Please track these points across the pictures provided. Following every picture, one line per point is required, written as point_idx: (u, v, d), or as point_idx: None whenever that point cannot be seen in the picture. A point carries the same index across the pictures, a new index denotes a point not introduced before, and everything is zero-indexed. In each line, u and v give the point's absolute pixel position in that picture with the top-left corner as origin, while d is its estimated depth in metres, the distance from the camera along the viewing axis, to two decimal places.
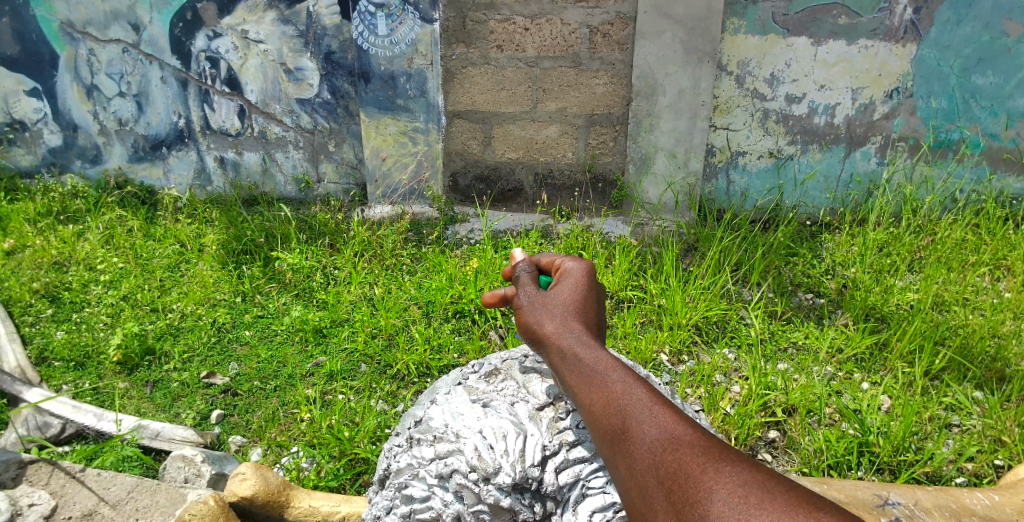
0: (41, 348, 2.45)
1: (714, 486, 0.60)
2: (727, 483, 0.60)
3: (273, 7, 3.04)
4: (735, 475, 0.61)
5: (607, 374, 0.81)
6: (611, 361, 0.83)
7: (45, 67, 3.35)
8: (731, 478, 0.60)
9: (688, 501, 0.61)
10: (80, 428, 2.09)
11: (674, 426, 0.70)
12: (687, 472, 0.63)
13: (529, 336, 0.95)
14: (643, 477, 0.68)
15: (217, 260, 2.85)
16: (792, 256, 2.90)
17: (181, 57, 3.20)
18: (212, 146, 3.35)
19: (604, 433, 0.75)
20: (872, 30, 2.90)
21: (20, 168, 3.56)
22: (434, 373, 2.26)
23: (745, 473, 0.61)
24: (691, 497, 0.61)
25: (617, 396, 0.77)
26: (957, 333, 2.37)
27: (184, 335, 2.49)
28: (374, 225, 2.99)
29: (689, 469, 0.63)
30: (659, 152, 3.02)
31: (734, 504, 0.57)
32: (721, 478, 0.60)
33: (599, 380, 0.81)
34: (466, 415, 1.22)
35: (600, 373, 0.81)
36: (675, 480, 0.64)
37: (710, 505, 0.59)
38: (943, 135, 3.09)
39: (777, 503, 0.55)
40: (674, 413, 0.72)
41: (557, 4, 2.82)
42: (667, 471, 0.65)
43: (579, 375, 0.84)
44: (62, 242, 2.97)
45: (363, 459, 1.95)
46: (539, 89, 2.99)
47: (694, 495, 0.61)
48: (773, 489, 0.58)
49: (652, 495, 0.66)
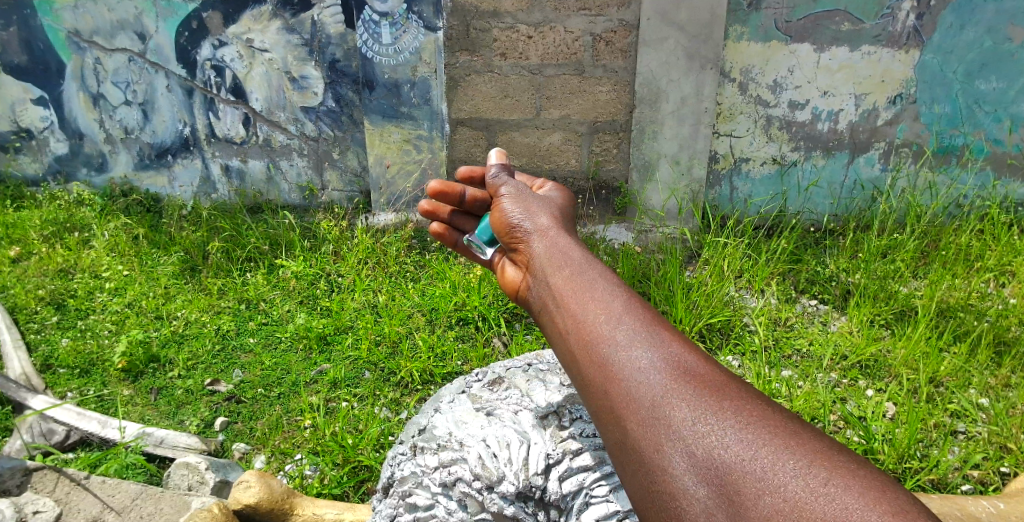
0: (46, 355, 2.46)
1: (727, 415, 0.62)
2: (742, 415, 0.62)
3: (278, 16, 3.06)
4: (750, 409, 0.63)
5: (614, 291, 0.82)
6: (616, 280, 0.85)
7: (52, 76, 3.38)
8: (751, 415, 0.62)
9: (692, 422, 0.62)
10: (85, 435, 2.09)
11: (684, 351, 0.72)
12: (696, 397, 0.65)
13: (514, 222, 1.07)
14: (638, 389, 0.68)
15: (222, 268, 2.86)
16: (796, 263, 2.90)
17: (186, 65, 3.22)
18: (217, 153, 3.37)
19: (601, 340, 0.76)
20: (874, 36, 2.91)
21: (26, 177, 3.59)
22: (438, 380, 2.26)
23: (759, 408, 0.63)
24: (697, 418, 0.62)
25: (623, 312, 0.78)
26: (963, 338, 2.42)
27: (188, 342, 2.49)
28: (378, 232, 3.01)
29: (701, 394, 0.65)
30: (662, 159, 3.03)
31: (747, 432, 0.59)
32: (734, 410, 0.62)
33: (605, 293, 0.82)
34: (469, 423, 1.23)
35: (605, 289, 0.83)
36: (679, 400, 0.65)
37: (718, 428, 0.61)
38: (946, 141, 3.09)
39: (796, 441, 0.58)
40: (683, 340, 0.74)
41: (560, 12, 2.84)
42: (671, 389, 0.66)
43: (582, 285, 0.85)
44: (68, 250, 2.99)
45: (366, 467, 1.95)
46: (543, 96, 2.99)
47: (702, 418, 0.62)
48: (788, 426, 0.60)
49: (645, 407, 0.67)
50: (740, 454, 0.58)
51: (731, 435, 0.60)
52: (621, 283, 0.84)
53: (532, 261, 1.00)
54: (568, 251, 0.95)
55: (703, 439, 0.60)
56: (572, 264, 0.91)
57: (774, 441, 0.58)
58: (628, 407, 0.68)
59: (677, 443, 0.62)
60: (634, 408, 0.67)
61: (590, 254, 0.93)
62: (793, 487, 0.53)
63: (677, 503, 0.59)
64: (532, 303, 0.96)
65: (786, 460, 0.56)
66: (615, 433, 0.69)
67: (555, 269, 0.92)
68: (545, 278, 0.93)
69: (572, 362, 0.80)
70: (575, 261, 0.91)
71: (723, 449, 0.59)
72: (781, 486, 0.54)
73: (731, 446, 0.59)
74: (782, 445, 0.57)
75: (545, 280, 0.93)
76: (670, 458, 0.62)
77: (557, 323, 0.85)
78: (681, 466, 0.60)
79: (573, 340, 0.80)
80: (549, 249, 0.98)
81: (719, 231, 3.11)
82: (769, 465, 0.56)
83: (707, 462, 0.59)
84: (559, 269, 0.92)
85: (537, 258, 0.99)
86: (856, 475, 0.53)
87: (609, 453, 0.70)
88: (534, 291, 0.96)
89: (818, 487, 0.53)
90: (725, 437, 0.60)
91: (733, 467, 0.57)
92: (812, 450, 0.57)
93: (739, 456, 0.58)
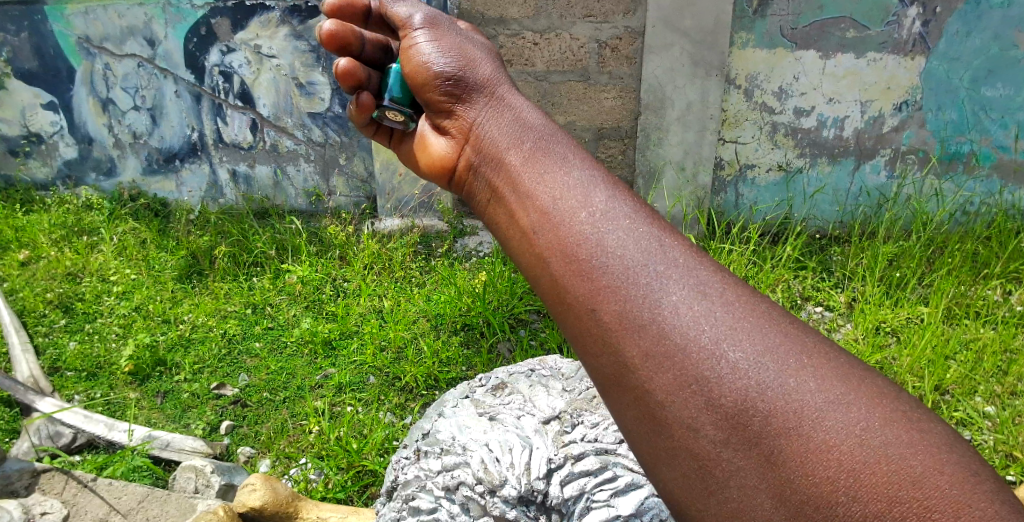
0: (54, 358, 2.48)
1: (761, 354, 0.58)
2: (777, 353, 0.58)
3: (286, 23, 3.09)
4: (781, 342, 0.59)
5: (604, 198, 0.74)
6: (604, 183, 0.77)
7: (61, 81, 3.41)
8: (777, 347, 0.59)
9: (723, 362, 0.58)
10: (92, 437, 2.10)
11: (696, 269, 0.66)
12: (723, 331, 0.60)
13: (461, 83, 1.09)
14: (651, 320, 0.62)
15: (229, 272, 2.88)
16: (801, 270, 2.90)
17: (195, 71, 3.26)
18: (225, 158, 3.40)
19: (597, 258, 0.68)
20: (880, 43, 2.91)
21: (36, 181, 3.62)
22: (443, 385, 2.27)
23: (789, 338, 0.60)
24: (727, 357, 0.58)
25: (621, 225, 0.70)
26: (970, 346, 2.39)
27: (194, 346, 2.50)
28: (384, 237, 3.02)
29: (729, 328, 0.60)
30: (668, 165, 3.05)
31: (787, 376, 0.56)
32: (763, 343, 0.59)
33: (594, 201, 0.74)
34: (472, 428, 1.24)
35: (594, 195, 0.75)
36: (703, 332, 0.60)
37: (753, 371, 0.57)
38: (952, 148, 3.08)
39: (836, 381, 0.56)
40: (688, 252, 0.68)
41: (566, 19, 2.86)
42: (691, 322, 0.61)
43: (566, 191, 0.76)
44: (77, 254, 3.01)
45: (370, 471, 1.96)
46: (548, 103, 3.00)
47: (733, 359, 0.58)
48: (824, 363, 0.58)
49: (660, 341, 0.61)
50: (782, 402, 0.55)
51: (770, 379, 0.56)
52: (606, 183, 0.77)
53: (499, 156, 0.91)
54: (543, 145, 0.86)
55: (737, 383, 0.57)
56: (552, 164, 0.82)
57: (816, 386, 0.56)
58: (635, 337, 0.62)
59: (704, 387, 0.58)
60: (647, 342, 0.61)
61: (568, 147, 0.84)
62: (846, 443, 0.52)
63: (706, 454, 0.57)
64: (490, 202, 0.87)
65: (832, 409, 0.54)
66: (618, 367, 0.63)
67: (529, 170, 0.83)
68: (518, 181, 0.84)
69: (551, 276, 0.72)
70: (553, 161, 0.83)
71: (762, 396, 0.56)
72: (832, 441, 0.52)
73: (771, 392, 0.56)
74: (825, 389, 0.55)
75: (517, 183, 0.84)
76: (696, 404, 0.58)
77: (533, 230, 0.76)
78: (709, 414, 0.57)
79: (556, 253, 0.72)
80: (518, 145, 0.90)
81: (724, 237, 3.11)
82: (816, 415, 0.54)
83: (742, 410, 0.56)
84: (535, 171, 0.82)
85: (504, 151, 0.91)
86: (902, 424, 0.53)
87: (607, 385, 0.66)
88: (498, 192, 0.87)
89: (867, 439, 0.52)
90: (763, 382, 0.56)
91: (772, 414, 0.55)
92: (855, 393, 0.56)
93: (780, 405, 0.55)
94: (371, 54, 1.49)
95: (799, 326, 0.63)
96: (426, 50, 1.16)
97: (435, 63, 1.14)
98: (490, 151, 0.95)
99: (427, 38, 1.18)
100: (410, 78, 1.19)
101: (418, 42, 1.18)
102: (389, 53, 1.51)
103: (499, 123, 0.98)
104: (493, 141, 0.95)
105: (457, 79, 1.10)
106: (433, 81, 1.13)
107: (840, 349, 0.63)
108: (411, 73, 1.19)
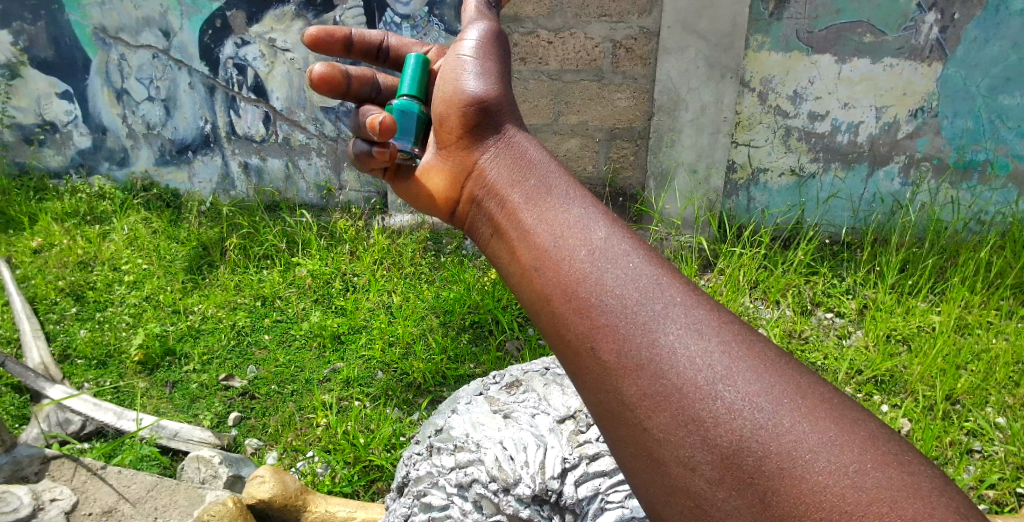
0: (65, 345, 2.49)
1: (756, 394, 0.57)
2: (771, 393, 0.57)
3: (301, 17, 3.10)
4: (777, 382, 0.58)
5: (604, 233, 0.74)
6: (603, 217, 0.77)
7: (77, 71, 3.43)
8: (772, 388, 0.58)
9: (718, 402, 0.57)
10: (101, 425, 2.11)
11: (693, 305, 0.65)
12: (718, 371, 0.59)
13: (477, 107, 1.08)
14: (649, 360, 0.62)
15: (239, 265, 2.89)
16: (813, 275, 2.88)
17: (209, 64, 3.27)
18: (237, 151, 3.40)
19: (597, 296, 0.68)
20: (898, 48, 2.87)
21: (49, 169, 3.64)
22: (451, 382, 2.27)
23: (784, 378, 0.59)
24: (723, 397, 0.58)
25: (619, 262, 0.70)
26: (981, 357, 2.36)
27: (204, 337, 2.51)
28: (394, 234, 3.03)
29: (726, 368, 0.60)
30: (680, 168, 3.03)
31: (781, 417, 0.56)
32: (756, 383, 0.58)
33: (594, 236, 0.74)
34: (486, 425, 1.24)
35: (594, 230, 0.75)
36: (700, 372, 0.60)
37: (748, 411, 0.56)
38: (968, 155, 3.05)
39: (831, 423, 0.55)
40: (687, 291, 0.67)
41: (581, 18, 2.85)
42: (687, 361, 0.60)
43: (566, 227, 0.76)
44: (88, 242, 3.04)
45: (377, 466, 1.96)
46: (561, 102, 3.00)
47: (727, 399, 0.57)
48: (819, 403, 0.57)
49: (656, 381, 0.61)
50: (777, 443, 0.54)
51: (763, 419, 0.56)
52: (607, 218, 0.77)
53: (501, 185, 0.92)
54: (546, 180, 0.86)
55: (732, 424, 0.56)
56: (552, 195, 0.82)
57: (811, 427, 0.55)
58: (634, 376, 0.62)
59: (699, 427, 0.57)
60: (644, 381, 0.61)
61: (568, 180, 0.84)
62: (840, 485, 0.51)
63: (702, 494, 0.56)
64: (494, 236, 0.87)
65: (827, 450, 0.53)
66: (616, 405, 0.63)
67: (532, 201, 0.83)
68: (518, 213, 0.84)
69: (551, 313, 0.72)
70: (555, 190, 0.83)
71: (757, 436, 0.55)
72: (827, 484, 0.51)
73: (765, 434, 0.55)
74: (819, 430, 0.55)
75: (517, 214, 0.84)
76: (692, 443, 0.57)
77: (533, 266, 0.76)
78: (704, 453, 0.56)
79: (555, 290, 0.72)
80: (519, 176, 0.90)
81: (735, 241, 3.09)
82: (809, 456, 0.53)
83: (736, 451, 0.55)
84: (536, 204, 0.82)
85: (508, 178, 0.91)
86: (895, 467, 0.52)
87: (605, 422, 0.65)
88: (500, 225, 0.87)
89: (862, 483, 0.51)
90: (758, 422, 0.55)
91: (766, 458, 0.54)
92: (849, 435, 0.55)
93: (775, 446, 0.54)
94: (359, 89, 1.40)
95: (794, 365, 0.62)
96: (467, 65, 1.16)
97: (466, 81, 1.13)
98: (493, 181, 0.95)
99: (474, 52, 1.17)
100: (440, 89, 1.19)
101: (464, 55, 1.17)
102: (376, 87, 1.44)
103: (507, 152, 0.97)
104: (497, 167, 0.96)
105: (476, 101, 1.09)
106: (455, 97, 1.13)
107: (835, 387, 0.62)
108: (443, 82, 1.19)
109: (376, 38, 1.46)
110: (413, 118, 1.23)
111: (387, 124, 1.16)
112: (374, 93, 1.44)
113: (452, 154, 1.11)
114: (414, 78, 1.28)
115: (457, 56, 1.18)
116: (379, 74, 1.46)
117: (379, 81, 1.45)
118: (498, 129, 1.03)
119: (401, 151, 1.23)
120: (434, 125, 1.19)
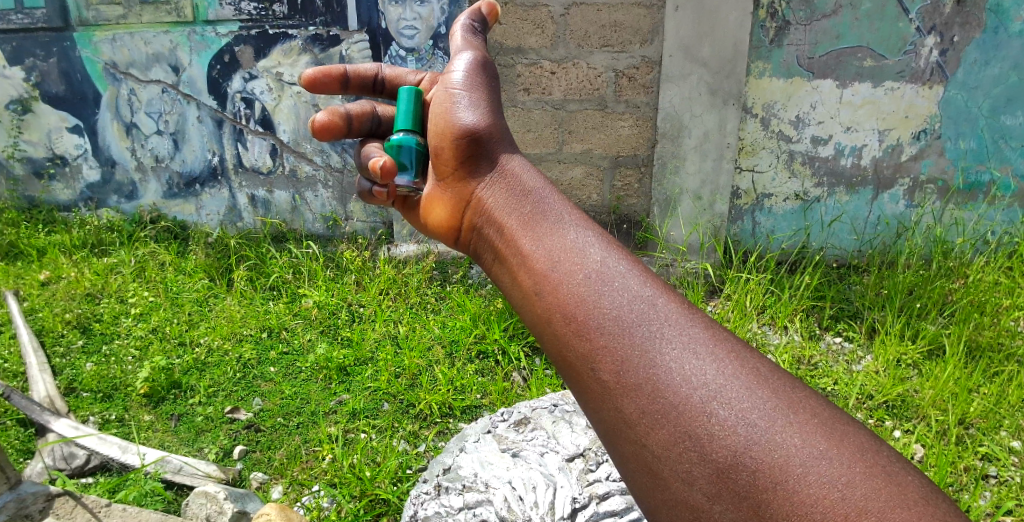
0: (71, 378, 2.48)
1: (748, 410, 0.58)
2: (763, 408, 0.58)
3: (308, 50, 3.17)
4: (769, 398, 0.59)
5: (599, 256, 0.75)
6: (598, 240, 0.78)
7: (87, 105, 3.50)
8: (766, 404, 0.58)
9: (712, 419, 0.58)
10: (105, 459, 2.08)
11: (687, 323, 0.66)
12: (712, 388, 0.60)
13: (466, 140, 1.09)
14: (646, 379, 0.63)
15: (245, 296, 2.90)
16: (820, 299, 2.86)
17: (217, 97, 3.32)
18: (244, 183, 3.44)
19: (594, 318, 0.69)
20: (898, 72, 2.91)
21: (59, 202, 3.69)
22: (457, 413, 2.25)
23: (776, 394, 0.59)
24: (717, 414, 0.58)
25: (615, 285, 0.71)
26: (994, 381, 2.33)
27: (210, 370, 2.50)
28: (400, 263, 3.04)
29: (720, 385, 0.60)
30: (684, 194, 3.05)
31: (774, 433, 0.56)
32: (748, 400, 0.58)
33: (590, 260, 0.75)
34: (494, 464, 1.29)
35: (589, 253, 0.76)
36: (695, 390, 0.60)
37: (741, 427, 0.57)
38: (972, 177, 3.07)
39: (821, 437, 0.55)
40: (682, 310, 0.68)
41: (583, 48, 2.89)
42: (682, 379, 0.61)
43: (562, 252, 0.77)
44: (96, 275, 3.05)
45: (383, 500, 1.93)
46: (565, 131, 3.02)
47: (722, 415, 0.58)
48: (810, 418, 0.57)
49: (653, 399, 0.61)
50: (770, 456, 0.54)
51: (756, 435, 0.56)
52: (602, 241, 0.78)
53: (496, 212, 0.93)
54: (541, 207, 0.87)
55: (727, 439, 0.56)
56: (548, 221, 0.84)
57: (801, 441, 0.55)
58: (632, 395, 0.63)
59: (696, 443, 0.57)
60: (643, 400, 0.62)
61: (563, 206, 0.86)
62: (829, 497, 0.51)
63: (700, 506, 0.56)
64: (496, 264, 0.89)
65: (817, 464, 0.53)
66: (616, 422, 0.64)
67: (529, 228, 0.85)
68: (516, 239, 0.85)
69: (552, 335, 0.73)
70: (551, 216, 0.84)
71: (750, 452, 0.55)
72: (817, 497, 0.51)
73: (758, 447, 0.55)
74: (810, 444, 0.55)
75: (514, 240, 0.85)
76: (690, 458, 0.57)
77: (533, 290, 0.77)
78: (701, 468, 0.57)
79: (555, 313, 0.73)
80: (515, 203, 0.90)
81: (741, 267, 3.08)
82: (801, 470, 0.53)
83: (731, 465, 0.55)
84: (532, 230, 0.84)
85: (504, 207, 0.92)
86: (884, 478, 0.52)
87: (608, 440, 0.66)
88: (500, 252, 0.88)
89: (851, 493, 0.51)
90: (751, 437, 0.56)
91: (759, 473, 0.54)
92: (839, 448, 0.55)
93: (768, 460, 0.54)
94: (359, 126, 1.41)
95: (787, 379, 0.63)
96: (456, 100, 1.17)
97: (457, 115, 1.15)
98: (489, 210, 0.96)
99: (462, 86, 1.19)
100: (433, 124, 1.22)
101: (452, 90, 1.20)
102: (376, 120, 1.44)
103: (500, 181, 0.98)
104: (493, 194, 0.97)
105: (466, 135, 1.10)
106: (447, 131, 1.15)
107: (827, 401, 0.62)
108: (436, 118, 1.21)
109: (370, 72, 1.48)
110: (411, 151, 1.22)
111: (388, 167, 1.16)
112: (374, 126, 1.44)
113: (448, 186, 1.13)
114: (409, 112, 1.29)
115: (446, 90, 1.21)
116: (378, 106, 1.46)
117: (378, 113, 1.45)
118: (491, 161, 1.04)
119: (401, 187, 1.23)
120: (431, 158, 1.21)
